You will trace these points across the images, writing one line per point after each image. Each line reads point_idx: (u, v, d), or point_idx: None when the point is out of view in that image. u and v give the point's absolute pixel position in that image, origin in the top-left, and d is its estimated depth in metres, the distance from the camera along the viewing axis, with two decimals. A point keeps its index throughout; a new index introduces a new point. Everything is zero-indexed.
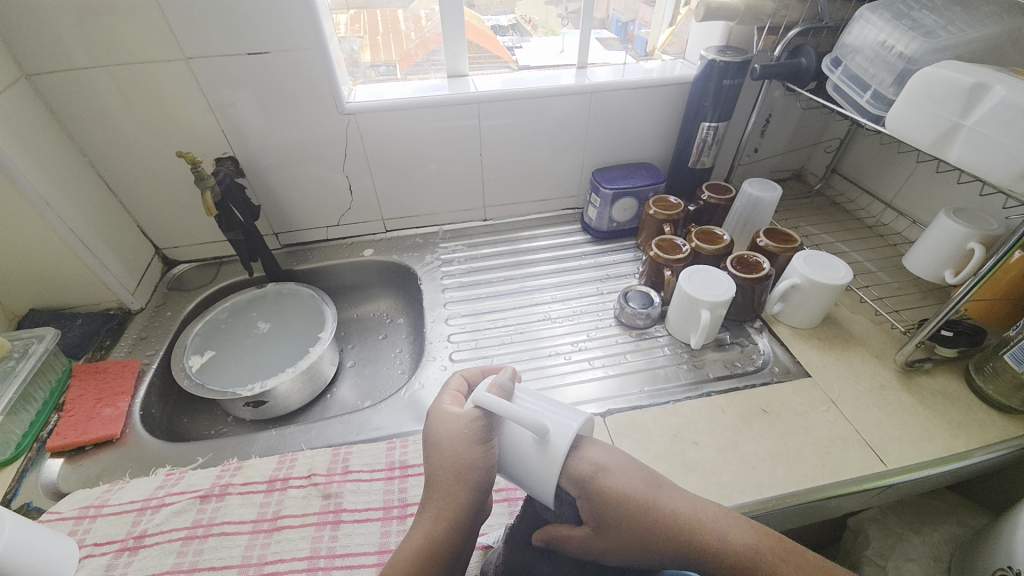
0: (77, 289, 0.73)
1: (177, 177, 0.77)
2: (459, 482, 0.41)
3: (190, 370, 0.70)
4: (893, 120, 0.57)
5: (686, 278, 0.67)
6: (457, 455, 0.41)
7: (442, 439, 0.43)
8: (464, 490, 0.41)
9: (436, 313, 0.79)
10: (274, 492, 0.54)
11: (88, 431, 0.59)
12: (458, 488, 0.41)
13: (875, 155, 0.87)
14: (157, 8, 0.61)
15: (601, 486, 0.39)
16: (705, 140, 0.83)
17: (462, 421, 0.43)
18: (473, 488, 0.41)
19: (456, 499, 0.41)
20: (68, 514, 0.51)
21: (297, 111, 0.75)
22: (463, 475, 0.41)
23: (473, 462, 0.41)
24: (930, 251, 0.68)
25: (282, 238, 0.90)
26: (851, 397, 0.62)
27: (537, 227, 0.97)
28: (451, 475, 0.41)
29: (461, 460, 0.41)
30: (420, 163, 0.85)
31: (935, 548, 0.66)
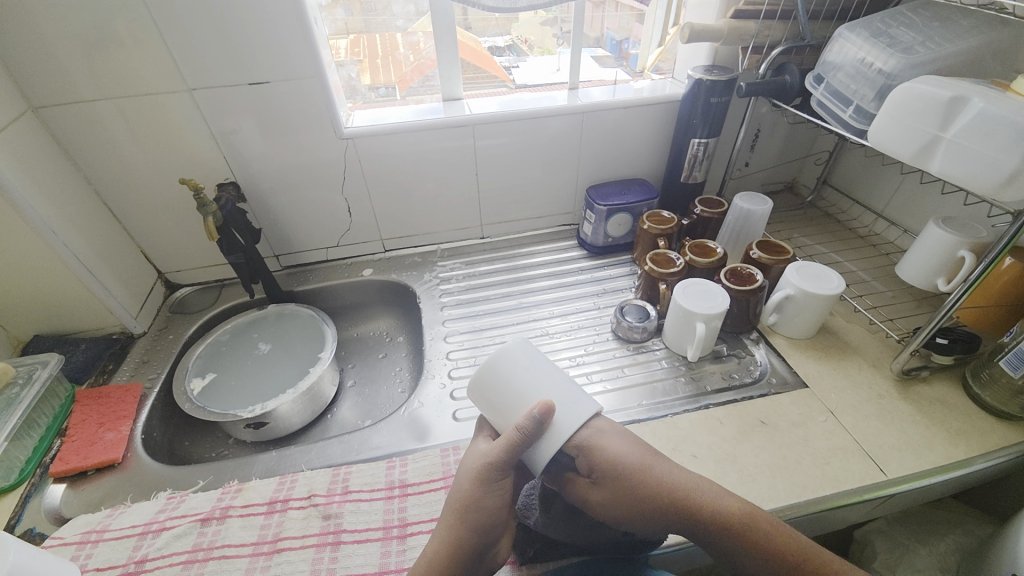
0: (81, 315, 0.74)
1: (180, 203, 0.79)
2: (464, 514, 0.45)
3: (192, 393, 0.71)
4: (875, 133, 0.59)
5: (682, 291, 0.67)
6: (466, 489, 0.46)
7: (459, 475, 0.48)
8: (476, 521, 0.45)
9: (435, 330, 0.80)
10: (274, 514, 0.54)
11: (90, 456, 0.60)
12: (463, 522, 0.45)
13: (863, 167, 0.88)
14: (162, 42, 0.64)
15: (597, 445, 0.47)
16: (696, 156, 0.84)
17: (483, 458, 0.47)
18: (482, 521, 0.45)
19: (460, 533, 0.44)
20: (70, 540, 0.52)
21: (296, 137, 0.77)
22: (470, 510, 0.45)
23: (481, 497, 0.45)
24: (922, 259, 0.69)
25: (282, 259, 0.91)
26: (849, 407, 0.62)
27: (534, 244, 0.98)
28: (460, 509, 0.45)
29: (469, 494, 0.46)
30: (418, 182, 0.87)
31: (942, 559, 0.65)
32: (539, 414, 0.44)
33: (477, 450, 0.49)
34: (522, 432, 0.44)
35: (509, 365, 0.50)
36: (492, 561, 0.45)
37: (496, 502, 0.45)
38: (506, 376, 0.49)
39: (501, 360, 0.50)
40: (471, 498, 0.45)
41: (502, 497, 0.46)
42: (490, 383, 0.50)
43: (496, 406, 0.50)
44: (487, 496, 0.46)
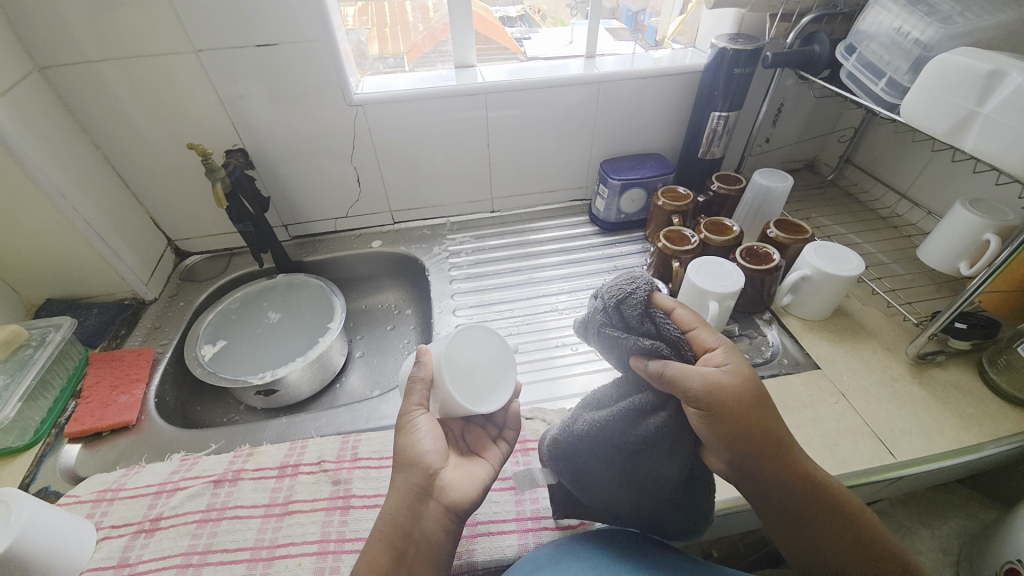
0: (92, 281, 0.74)
1: (188, 169, 0.78)
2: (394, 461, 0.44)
3: (203, 359, 0.72)
4: (906, 108, 0.56)
5: (695, 269, 0.66)
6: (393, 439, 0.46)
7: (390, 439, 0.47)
8: (413, 464, 0.43)
9: (444, 304, 0.79)
10: (285, 478, 0.55)
11: (104, 418, 0.61)
12: (399, 469, 0.43)
13: (889, 145, 0.85)
14: (167, 0, 0.62)
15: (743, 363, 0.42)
16: (716, 130, 0.82)
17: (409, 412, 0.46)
18: (417, 462, 0.43)
19: (399, 480, 0.43)
20: (86, 498, 0.53)
21: (305, 104, 0.75)
22: (399, 456, 0.44)
23: (402, 442, 0.44)
24: (945, 242, 0.67)
25: (291, 229, 0.91)
26: (861, 389, 0.61)
27: (544, 219, 0.97)
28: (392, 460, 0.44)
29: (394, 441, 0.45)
30: (428, 154, 0.85)
31: (945, 542, 0.65)
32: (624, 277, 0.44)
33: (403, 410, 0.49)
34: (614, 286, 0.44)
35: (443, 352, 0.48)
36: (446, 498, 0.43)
37: (422, 439, 0.44)
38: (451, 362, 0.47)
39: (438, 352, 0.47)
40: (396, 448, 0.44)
41: (431, 434, 0.45)
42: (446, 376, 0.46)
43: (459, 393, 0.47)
44: (413, 437, 0.44)
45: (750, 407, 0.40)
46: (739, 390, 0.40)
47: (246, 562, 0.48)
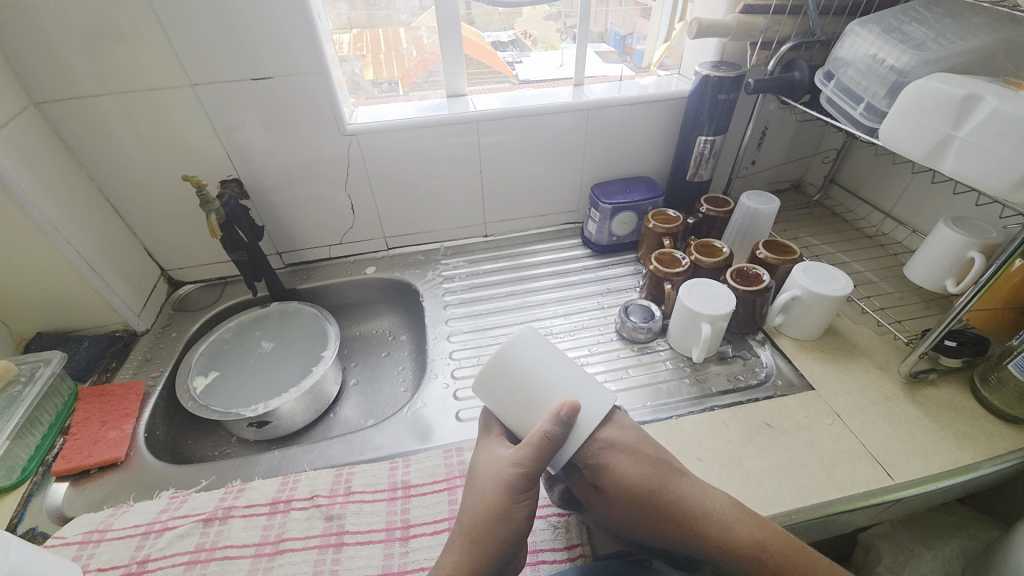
0: (83, 313, 0.74)
1: (183, 200, 0.79)
2: (482, 523, 0.43)
3: (194, 391, 0.71)
4: (886, 132, 0.58)
5: (687, 291, 0.67)
6: (489, 493, 0.44)
7: (475, 486, 0.46)
8: (501, 538, 0.43)
9: (438, 329, 0.79)
10: (277, 515, 0.54)
11: (93, 455, 0.60)
12: (487, 535, 0.43)
13: (872, 165, 0.87)
14: (164, 38, 0.63)
15: (608, 468, 0.45)
16: (703, 153, 0.83)
17: (508, 467, 0.44)
18: (506, 537, 0.43)
19: (482, 547, 0.42)
20: (72, 539, 0.52)
21: (298, 133, 0.76)
22: (494, 523, 0.43)
23: (504, 510, 0.43)
24: (930, 260, 0.68)
25: (285, 257, 0.91)
26: (855, 409, 0.61)
27: (538, 242, 0.98)
28: (479, 519, 0.43)
29: (489, 499, 0.44)
30: (422, 179, 0.86)
31: (947, 563, 0.64)
32: (568, 420, 0.42)
33: (496, 452, 0.47)
34: (551, 440, 0.43)
35: (524, 370, 0.47)
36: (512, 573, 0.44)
37: (523, 515, 0.44)
38: (523, 378, 0.47)
39: (516, 366, 0.47)
40: (493, 514, 0.43)
41: (527, 512, 0.45)
42: (515, 391, 0.47)
43: (512, 407, 0.48)
44: (513, 509, 0.44)
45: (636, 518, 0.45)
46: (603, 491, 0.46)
47: None
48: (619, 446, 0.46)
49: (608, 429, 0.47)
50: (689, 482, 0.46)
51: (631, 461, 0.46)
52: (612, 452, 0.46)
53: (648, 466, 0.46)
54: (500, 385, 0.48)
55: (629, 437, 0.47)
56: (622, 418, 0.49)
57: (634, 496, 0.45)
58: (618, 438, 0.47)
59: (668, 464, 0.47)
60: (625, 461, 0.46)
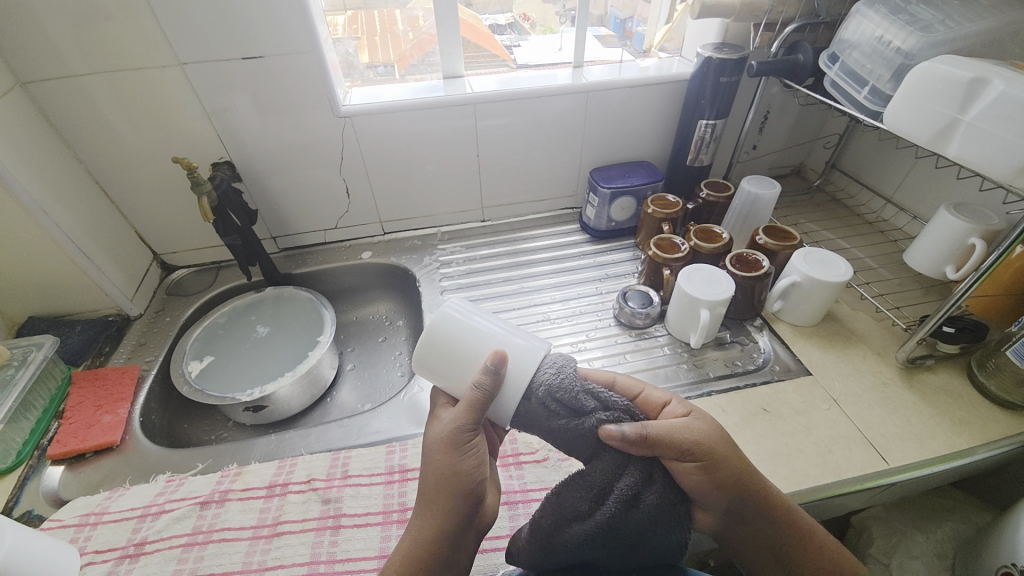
0: (76, 297, 0.73)
1: (174, 183, 0.77)
2: (435, 485, 0.41)
3: (190, 375, 0.70)
4: (890, 116, 0.57)
5: (686, 276, 0.66)
6: (433, 457, 0.42)
7: (423, 453, 0.43)
8: (457, 494, 0.41)
9: (435, 315, 0.79)
10: (274, 498, 0.54)
11: (88, 439, 0.59)
12: (441, 494, 0.41)
13: (874, 150, 0.86)
14: (151, 14, 0.61)
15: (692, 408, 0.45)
16: (703, 138, 0.82)
17: (448, 426, 0.42)
18: (462, 491, 0.41)
19: (440, 506, 0.41)
20: (69, 522, 0.51)
21: (294, 115, 0.75)
22: (448, 483, 0.41)
23: (451, 467, 0.41)
24: (930, 246, 0.68)
25: (280, 242, 0.90)
26: (852, 395, 0.61)
27: (536, 227, 0.97)
28: (429, 482, 0.41)
29: (433, 462, 0.42)
30: (418, 162, 0.85)
31: (938, 546, 0.65)
32: (495, 365, 0.40)
33: (437, 414, 0.45)
34: (483, 388, 0.41)
35: (451, 334, 0.44)
36: (482, 520, 0.43)
37: (476, 466, 0.42)
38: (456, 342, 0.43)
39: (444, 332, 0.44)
40: (442, 473, 0.41)
41: (480, 457, 0.43)
42: (447, 358, 0.43)
43: (449, 375, 0.44)
44: (464, 462, 0.41)
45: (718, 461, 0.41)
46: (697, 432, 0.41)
47: None
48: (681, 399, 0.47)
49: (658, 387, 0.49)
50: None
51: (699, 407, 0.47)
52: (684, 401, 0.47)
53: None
54: (431, 354, 0.44)
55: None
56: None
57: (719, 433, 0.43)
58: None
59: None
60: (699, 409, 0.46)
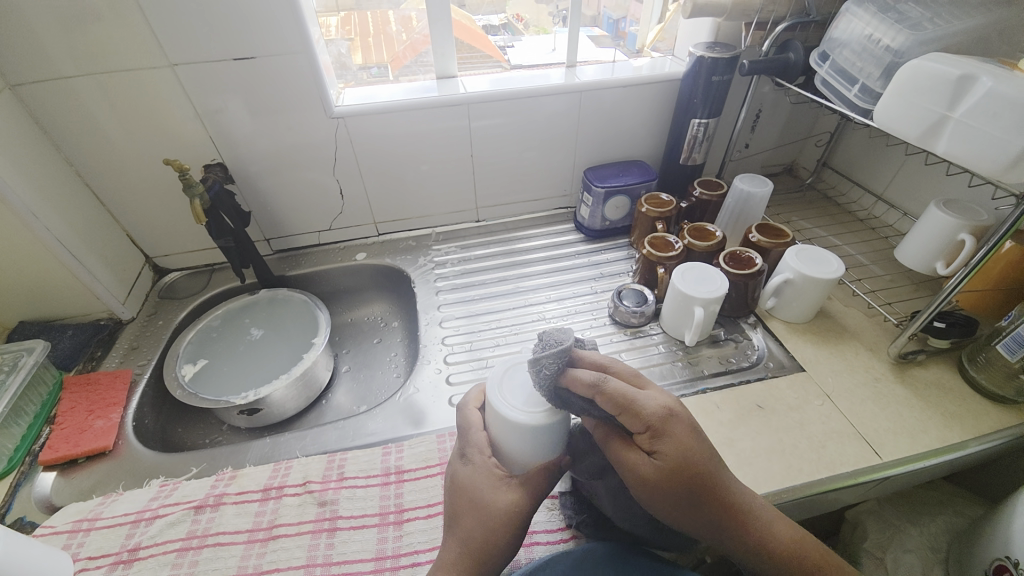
0: (68, 302, 0.72)
1: (166, 185, 0.76)
2: (477, 539, 0.43)
3: (183, 379, 0.70)
4: (881, 113, 0.57)
5: (680, 274, 0.66)
6: (485, 514, 0.44)
7: (477, 505, 0.45)
8: (496, 555, 0.43)
9: (430, 315, 0.78)
10: (269, 501, 0.53)
11: (80, 444, 0.59)
12: (483, 550, 0.43)
13: (865, 148, 0.87)
14: (142, 15, 0.61)
15: (668, 431, 0.41)
16: (696, 137, 0.82)
17: (510, 490, 0.45)
18: (500, 555, 0.44)
19: (478, 563, 0.43)
20: (61, 528, 0.51)
21: (287, 116, 0.74)
22: (492, 544, 0.43)
23: (500, 533, 0.44)
24: (921, 242, 0.69)
25: (273, 244, 0.89)
26: (845, 390, 0.62)
27: (530, 227, 0.97)
28: (481, 536, 0.43)
29: (483, 519, 0.44)
30: (412, 163, 0.85)
31: (932, 539, 0.65)
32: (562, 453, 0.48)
33: (493, 472, 0.47)
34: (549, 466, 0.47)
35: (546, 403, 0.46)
36: None
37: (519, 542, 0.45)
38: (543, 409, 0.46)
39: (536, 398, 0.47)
40: (489, 535, 0.44)
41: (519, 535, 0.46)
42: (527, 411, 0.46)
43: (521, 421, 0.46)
44: (511, 535, 0.44)
45: (679, 502, 0.41)
46: (656, 464, 0.40)
47: None
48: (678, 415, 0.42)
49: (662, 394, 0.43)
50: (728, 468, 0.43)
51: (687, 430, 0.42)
52: (673, 420, 0.41)
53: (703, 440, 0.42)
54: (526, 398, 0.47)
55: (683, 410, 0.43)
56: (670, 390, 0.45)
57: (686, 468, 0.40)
58: (681, 410, 0.43)
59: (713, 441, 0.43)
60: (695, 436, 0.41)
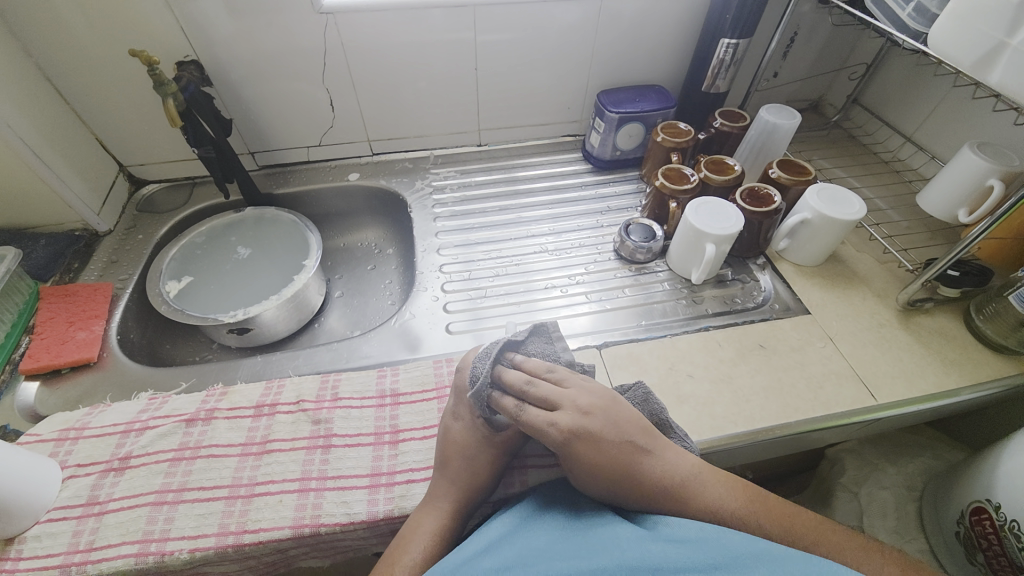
0: (37, 208, 0.67)
1: (136, 83, 0.69)
2: (466, 487, 0.44)
3: (168, 296, 0.67)
4: (934, 35, 0.52)
5: (693, 208, 0.63)
6: (477, 467, 0.45)
7: (463, 461, 0.45)
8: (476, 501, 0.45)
9: (427, 243, 0.75)
10: (262, 417, 0.53)
11: (62, 355, 0.57)
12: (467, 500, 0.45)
13: (902, 83, 0.80)
14: None
15: (571, 454, 0.43)
16: (723, 61, 0.75)
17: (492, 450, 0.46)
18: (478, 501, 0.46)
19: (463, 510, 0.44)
20: (47, 436, 0.50)
21: (268, 9, 0.65)
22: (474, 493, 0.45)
23: (485, 485, 0.46)
24: (947, 187, 0.65)
25: (259, 158, 0.83)
26: (849, 334, 0.61)
27: (534, 155, 0.91)
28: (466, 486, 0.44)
29: (475, 470, 0.45)
30: (409, 77, 0.77)
31: (909, 478, 0.68)
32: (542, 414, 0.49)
33: (476, 433, 0.47)
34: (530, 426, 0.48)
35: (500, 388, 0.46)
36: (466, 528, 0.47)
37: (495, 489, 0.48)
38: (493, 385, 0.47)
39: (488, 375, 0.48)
40: (472, 483, 0.45)
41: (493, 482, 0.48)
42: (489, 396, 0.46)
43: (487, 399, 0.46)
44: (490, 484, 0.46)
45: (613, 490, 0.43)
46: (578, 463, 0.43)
47: (225, 499, 0.47)
48: (581, 435, 0.43)
49: (570, 417, 0.43)
50: (657, 458, 0.43)
51: (596, 444, 0.43)
52: (575, 443, 0.42)
53: (615, 444, 0.43)
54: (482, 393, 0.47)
55: (592, 426, 0.43)
56: (586, 403, 0.44)
57: (599, 479, 0.43)
58: (588, 429, 0.43)
59: (630, 442, 0.43)
60: (600, 448, 0.42)
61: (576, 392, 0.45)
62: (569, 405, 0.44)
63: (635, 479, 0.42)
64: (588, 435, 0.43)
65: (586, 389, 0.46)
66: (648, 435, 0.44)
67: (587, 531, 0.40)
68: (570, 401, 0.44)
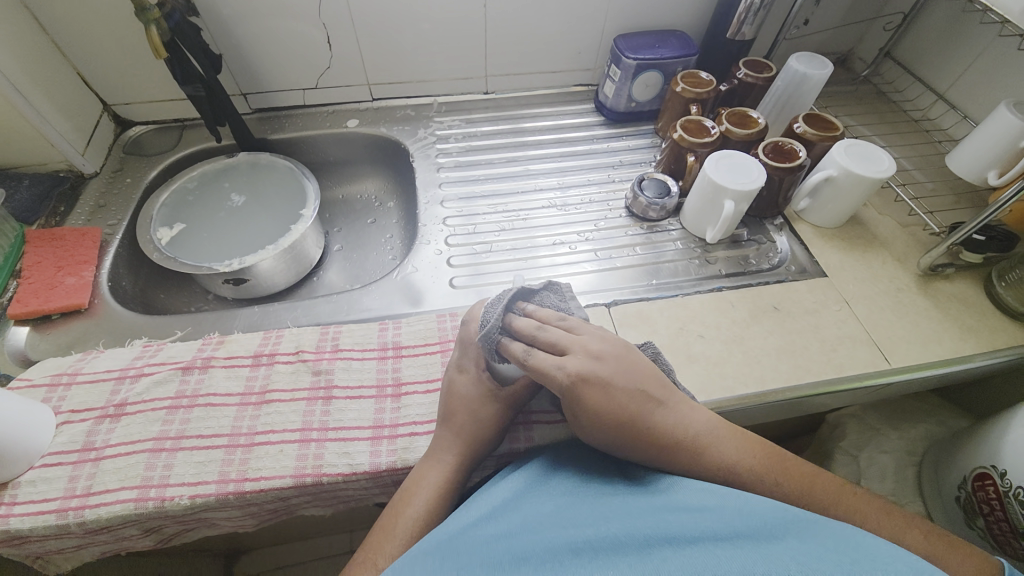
0: (17, 146, 0.63)
1: (115, 9, 0.63)
2: (472, 440, 0.44)
3: (160, 243, 0.64)
4: None
5: (713, 162, 0.60)
6: (482, 420, 0.44)
7: (468, 414, 0.44)
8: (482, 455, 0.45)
9: (431, 194, 0.72)
10: (260, 367, 0.51)
11: (51, 300, 0.55)
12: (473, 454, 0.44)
13: (941, 34, 0.75)
14: None
15: (578, 399, 0.41)
16: (753, 5, 0.68)
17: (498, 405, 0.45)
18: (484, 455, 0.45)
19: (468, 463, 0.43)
20: (39, 381, 0.48)
21: None
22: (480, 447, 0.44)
23: (491, 439, 0.45)
24: (979, 147, 0.62)
25: (252, 100, 0.78)
26: (866, 298, 0.59)
27: (543, 105, 0.86)
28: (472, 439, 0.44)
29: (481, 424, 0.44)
30: (412, 15, 0.71)
31: (910, 443, 0.68)
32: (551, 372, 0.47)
33: (483, 387, 0.46)
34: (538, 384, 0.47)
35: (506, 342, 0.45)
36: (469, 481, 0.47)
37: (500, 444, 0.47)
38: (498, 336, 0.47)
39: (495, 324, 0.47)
40: (478, 437, 0.44)
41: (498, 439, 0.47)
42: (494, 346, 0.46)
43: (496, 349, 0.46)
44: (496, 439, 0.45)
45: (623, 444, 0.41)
46: (587, 414, 0.41)
47: (224, 447, 0.46)
48: (591, 380, 0.41)
49: (580, 362, 0.42)
50: (669, 410, 0.42)
51: (606, 389, 0.41)
52: (584, 387, 0.40)
53: (624, 392, 0.41)
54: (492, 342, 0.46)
55: (603, 371, 0.42)
56: (596, 350, 0.43)
57: (603, 426, 0.41)
58: (598, 373, 0.41)
59: (637, 389, 0.42)
60: (610, 395, 0.41)
61: (588, 338, 0.44)
62: (580, 350, 0.43)
63: (646, 432, 0.41)
64: (597, 380, 0.41)
65: (599, 338, 0.44)
66: (654, 384, 0.43)
67: (595, 495, 0.39)
68: (581, 347, 0.43)
